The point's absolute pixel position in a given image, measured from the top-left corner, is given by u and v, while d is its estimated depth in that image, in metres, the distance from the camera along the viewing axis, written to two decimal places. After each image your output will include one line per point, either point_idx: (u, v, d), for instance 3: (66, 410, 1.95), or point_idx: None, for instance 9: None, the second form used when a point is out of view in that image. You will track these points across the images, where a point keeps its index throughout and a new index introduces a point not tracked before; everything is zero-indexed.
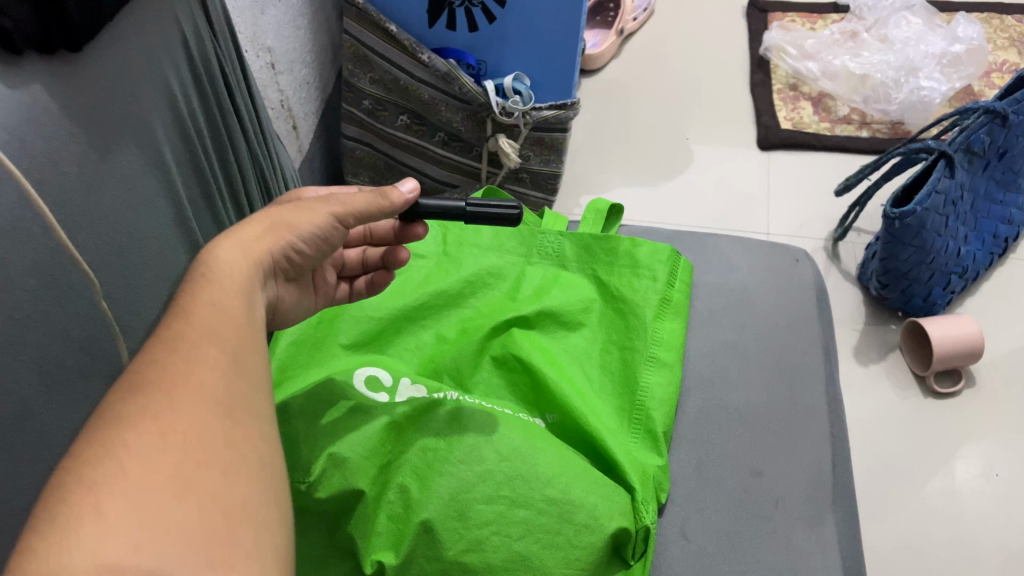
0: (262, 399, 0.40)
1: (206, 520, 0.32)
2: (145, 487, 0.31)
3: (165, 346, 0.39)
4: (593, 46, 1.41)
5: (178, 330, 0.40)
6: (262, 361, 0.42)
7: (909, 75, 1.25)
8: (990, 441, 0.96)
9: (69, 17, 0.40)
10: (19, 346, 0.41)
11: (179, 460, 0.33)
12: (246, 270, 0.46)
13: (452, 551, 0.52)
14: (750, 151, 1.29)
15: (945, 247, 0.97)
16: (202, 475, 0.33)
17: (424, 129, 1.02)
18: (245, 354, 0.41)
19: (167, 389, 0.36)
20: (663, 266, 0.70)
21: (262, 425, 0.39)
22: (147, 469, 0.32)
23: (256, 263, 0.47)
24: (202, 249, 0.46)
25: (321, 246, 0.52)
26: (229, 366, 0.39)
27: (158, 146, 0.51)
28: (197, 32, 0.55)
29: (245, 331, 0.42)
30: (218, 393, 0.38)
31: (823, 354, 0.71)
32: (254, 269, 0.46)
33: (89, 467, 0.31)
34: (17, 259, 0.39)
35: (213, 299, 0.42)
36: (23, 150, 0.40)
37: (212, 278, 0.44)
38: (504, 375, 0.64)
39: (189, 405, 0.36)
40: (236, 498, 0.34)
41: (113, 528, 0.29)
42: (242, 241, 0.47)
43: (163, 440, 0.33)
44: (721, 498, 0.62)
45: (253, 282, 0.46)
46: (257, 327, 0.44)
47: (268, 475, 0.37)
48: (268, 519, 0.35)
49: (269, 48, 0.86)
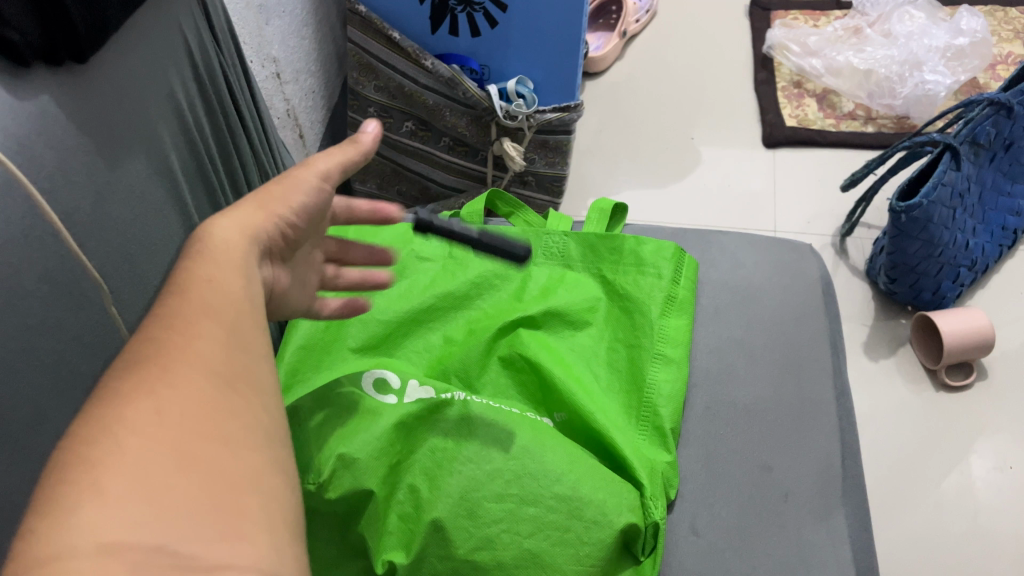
0: (261, 373, 0.41)
1: (211, 491, 0.32)
2: (145, 460, 0.32)
3: (162, 321, 0.39)
4: (596, 48, 1.42)
5: (177, 306, 0.40)
6: (262, 339, 0.43)
7: (914, 69, 1.25)
8: (1004, 433, 0.96)
9: (75, 30, 0.41)
10: (32, 351, 0.41)
11: (178, 433, 0.33)
12: (241, 245, 0.45)
13: (463, 550, 0.52)
14: (756, 150, 1.29)
15: (954, 240, 0.96)
16: (203, 447, 0.34)
17: (429, 135, 1.03)
18: (242, 327, 0.42)
19: (163, 363, 0.37)
20: (667, 264, 0.70)
21: (262, 397, 0.40)
22: (147, 444, 0.32)
23: (252, 237, 0.47)
24: (200, 228, 0.46)
25: (316, 212, 0.52)
26: (225, 340, 0.40)
27: (165, 155, 0.52)
28: (200, 42, 0.56)
29: (242, 305, 0.43)
30: (216, 366, 0.38)
31: (830, 347, 0.71)
32: (252, 242, 0.46)
33: (88, 445, 0.32)
34: (29, 266, 0.40)
35: (209, 276, 0.42)
36: (32, 161, 0.41)
37: (210, 252, 0.44)
38: (514, 377, 0.65)
39: (187, 381, 0.36)
40: (240, 470, 0.34)
41: (116, 504, 0.30)
42: (235, 219, 0.47)
43: (160, 414, 0.34)
44: (731, 493, 0.62)
45: (249, 258, 0.46)
46: (252, 297, 0.44)
47: (272, 445, 0.38)
48: (275, 486, 0.36)
49: (274, 58, 0.87)
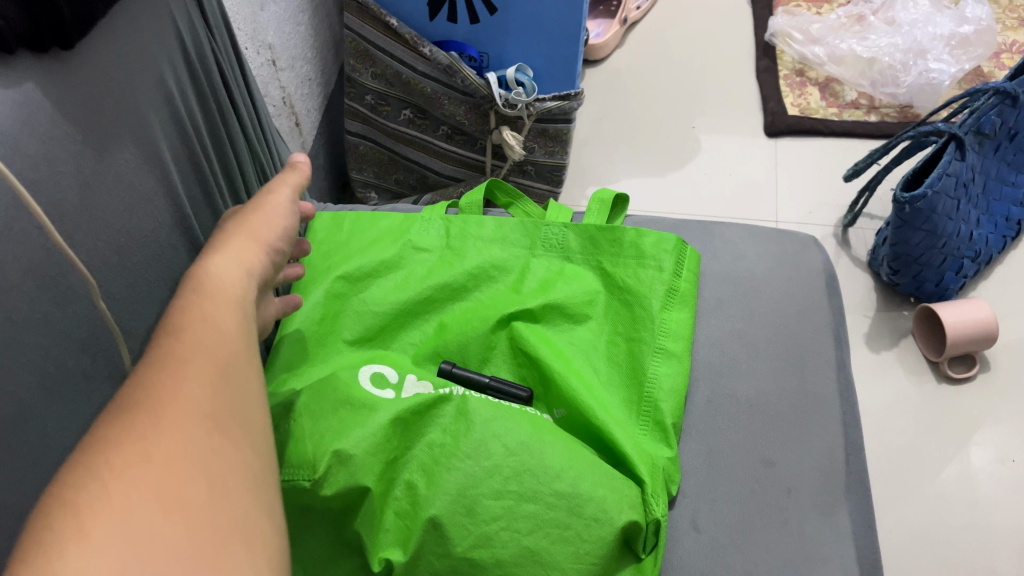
0: (254, 413, 0.40)
1: (196, 539, 0.31)
2: (129, 507, 0.31)
3: (152, 363, 0.39)
4: (596, 35, 1.40)
5: (168, 347, 0.39)
6: (256, 377, 0.42)
7: (918, 58, 1.23)
8: (1007, 426, 0.95)
9: (61, 16, 0.40)
10: (19, 347, 0.40)
11: (165, 478, 0.33)
12: (238, 280, 0.47)
13: (462, 548, 0.52)
14: (757, 139, 1.27)
15: (958, 231, 0.95)
16: (191, 491, 0.33)
17: (427, 124, 1.02)
18: (236, 365, 0.41)
19: (153, 405, 0.36)
20: (669, 256, 0.69)
21: (253, 438, 0.39)
22: (132, 492, 0.31)
23: (248, 272, 0.48)
24: (194, 266, 0.47)
25: (290, 243, 0.55)
26: (219, 378, 0.39)
27: (156, 144, 0.51)
28: (192, 28, 0.55)
29: (236, 342, 0.42)
30: (207, 406, 0.37)
31: (834, 340, 0.70)
32: (250, 278, 0.48)
33: (72, 491, 0.31)
34: (13, 259, 0.39)
35: (205, 313, 0.42)
36: (16, 151, 0.40)
37: (208, 289, 0.45)
38: (513, 369, 0.65)
39: (176, 422, 0.35)
40: (222, 516, 0.33)
41: (98, 555, 0.28)
42: (232, 254, 0.48)
43: (148, 458, 0.33)
44: (733, 488, 0.61)
45: (245, 292, 0.47)
46: (249, 334, 0.44)
47: (261, 491, 0.36)
48: (262, 533, 0.34)
49: (269, 45, 0.85)
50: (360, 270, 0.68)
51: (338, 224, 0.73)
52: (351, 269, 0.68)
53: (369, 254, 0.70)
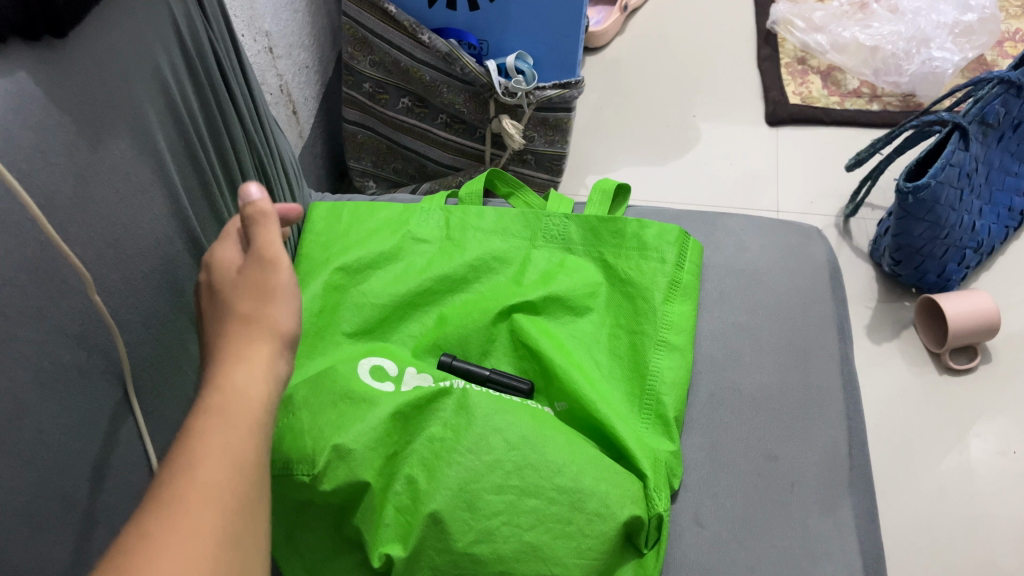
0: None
1: None
2: None
3: (155, 513, 0.33)
4: (596, 23, 1.39)
5: (172, 494, 0.33)
6: (260, 530, 0.36)
7: (921, 46, 1.21)
8: (1008, 418, 0.95)
9: (53, 4, 0.39)
10: (14, 343, 0.39)
11: None
12: (262, 400, 0.40)
13: (462, 543, 0.51)
14: (758, 128, 1.26)
15: (961, 221, 0.94)
16: None
17: (426, 112, 1.00)
18: (241, 519, 0.35)
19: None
20: (671, 247, 0.68)
21: None
22: None
23: (271, 384, 0.41)
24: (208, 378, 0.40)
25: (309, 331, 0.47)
26: (221, 541, 0.33)
27: (152, 135, 0.50)
28: (188, 15, 0.53)
29: (247, 489, 0.36)
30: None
31: (837, 333, 0.69)
32: (275, 387, 0.41)
33: None
34: (5, 253, 0.38)
35: (222, 447, 0.36)
36: (7, 143, 0.39)
37: (225, 412, 0.38)
38: (514, 362, 0.65)
39: None
40: None
41: None
42: (257, 361, 0.41)
43: None
44: (736, 482, 0.61)
45: (267, 414, 0.40)
46: (265, 471, 0.38)
47: None
48: None
49: (266, 32, 0.84)
50: (358, 262, 0.67)
51: (336, 213, 0.72)
52: (350, 261, 0.67)
53: (368, 245, 0.69)
